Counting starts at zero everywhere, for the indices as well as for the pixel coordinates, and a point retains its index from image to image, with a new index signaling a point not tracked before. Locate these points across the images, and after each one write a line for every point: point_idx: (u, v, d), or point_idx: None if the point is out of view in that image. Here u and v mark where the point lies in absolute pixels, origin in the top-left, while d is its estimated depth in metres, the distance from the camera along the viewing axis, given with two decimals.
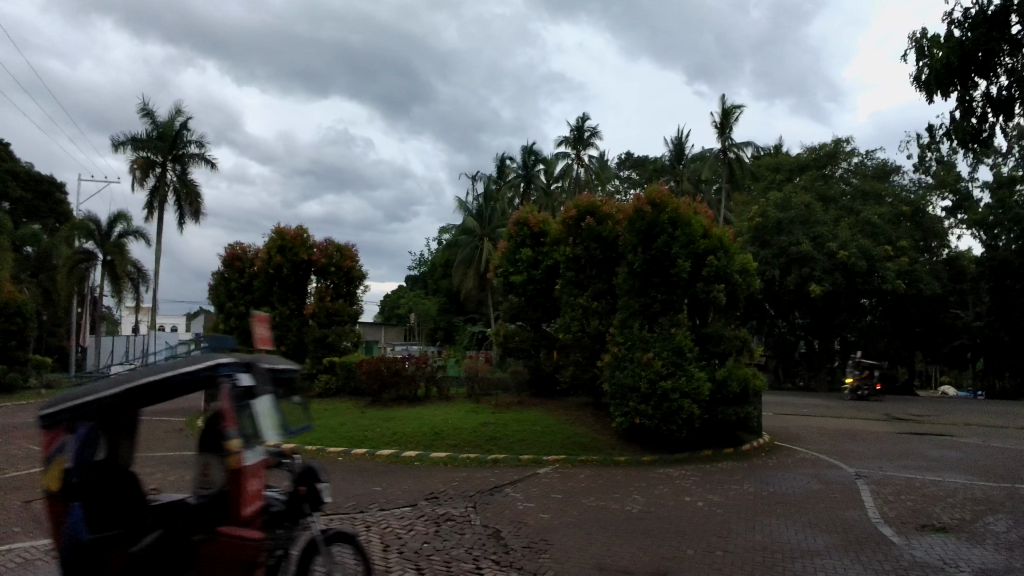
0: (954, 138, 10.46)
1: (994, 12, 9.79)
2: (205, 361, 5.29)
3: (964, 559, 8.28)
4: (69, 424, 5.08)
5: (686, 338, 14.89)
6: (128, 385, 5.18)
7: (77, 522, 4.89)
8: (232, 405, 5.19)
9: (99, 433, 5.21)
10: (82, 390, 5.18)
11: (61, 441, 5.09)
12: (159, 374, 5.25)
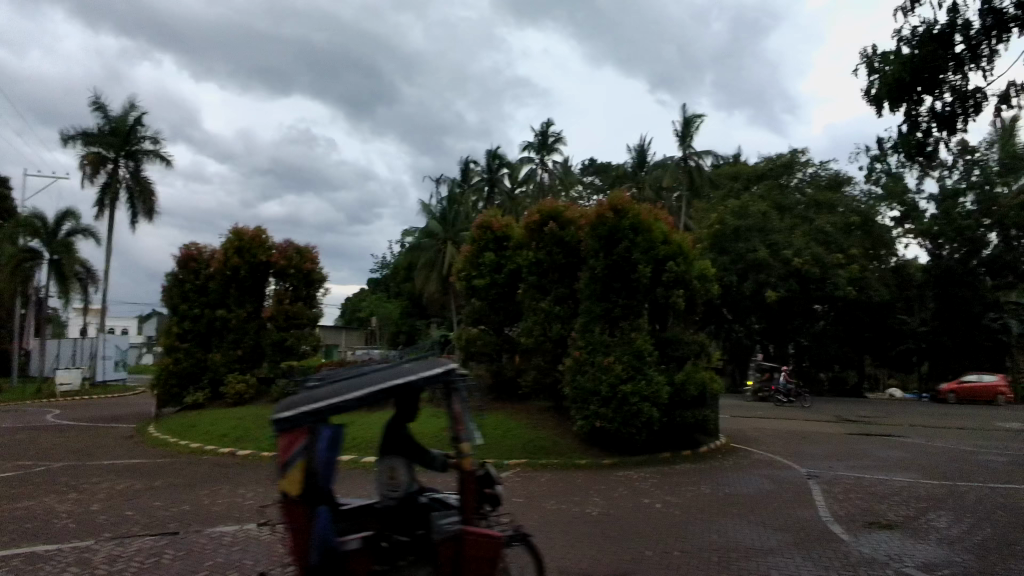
0: (901, 151, 10.93)
1: (939, 31, 10.27)
2: (443, 363, 5.89)
3: (908, 554, 8.62)
4: (312, 427, 5.53)
5: (646, 342, 15.13)
6: (369, 388, 5.69)
7: (325, 526, 5.48)
8: (462, 408, 5.93)
9: (342, 434, 5.80)
10: (324, 392, 5.61)
11: (312, 442, 5.55)
12: (400, 378, 5.74)
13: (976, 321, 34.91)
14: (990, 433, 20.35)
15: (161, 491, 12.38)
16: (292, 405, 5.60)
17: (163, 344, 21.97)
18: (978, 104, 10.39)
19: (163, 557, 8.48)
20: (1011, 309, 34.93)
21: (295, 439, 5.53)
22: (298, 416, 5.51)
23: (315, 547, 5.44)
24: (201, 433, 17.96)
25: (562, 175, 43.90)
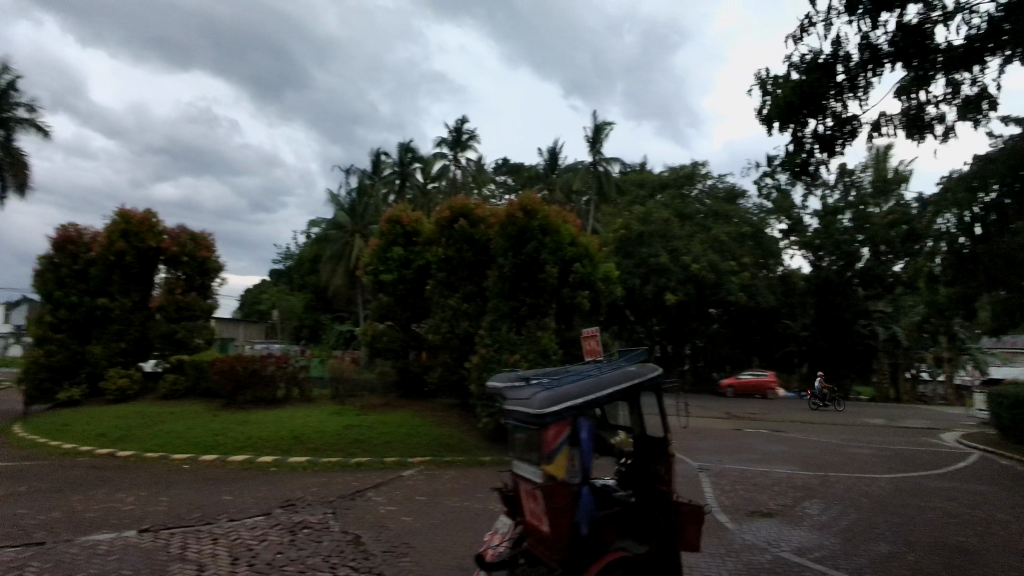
0: (788, 169, 11.83)
1: (824, 60, 11.19)
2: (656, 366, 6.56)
3: (783, 540, 9.35)
4: (575, 420, 5.93)
5: (552, 341, 15.44)
6: (610, 386, 6.17)
7: (586, 507, 5.81)
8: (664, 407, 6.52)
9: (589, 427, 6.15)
10: (578, 388, 5.96)
11: (576, 432, 5.90)
12: (636, 376, 6.32)
13: (848, 326, 38.45)
14: (856, 428, 22.51)
15: (26, 497, 11.18)
16: (516, 398, 6.27)
17: (32, 335, 19.87)
18: (854, 129, 11.44)
19: (26, 570, 7.66)
20: (878, 317, 38.75)
21: (557, 433, 5.84)
22: (563, 409, 5.82)
23: (583, 522, 5.79)
24: (75, 432, 16.39)
25: (475, 173, 43.90)
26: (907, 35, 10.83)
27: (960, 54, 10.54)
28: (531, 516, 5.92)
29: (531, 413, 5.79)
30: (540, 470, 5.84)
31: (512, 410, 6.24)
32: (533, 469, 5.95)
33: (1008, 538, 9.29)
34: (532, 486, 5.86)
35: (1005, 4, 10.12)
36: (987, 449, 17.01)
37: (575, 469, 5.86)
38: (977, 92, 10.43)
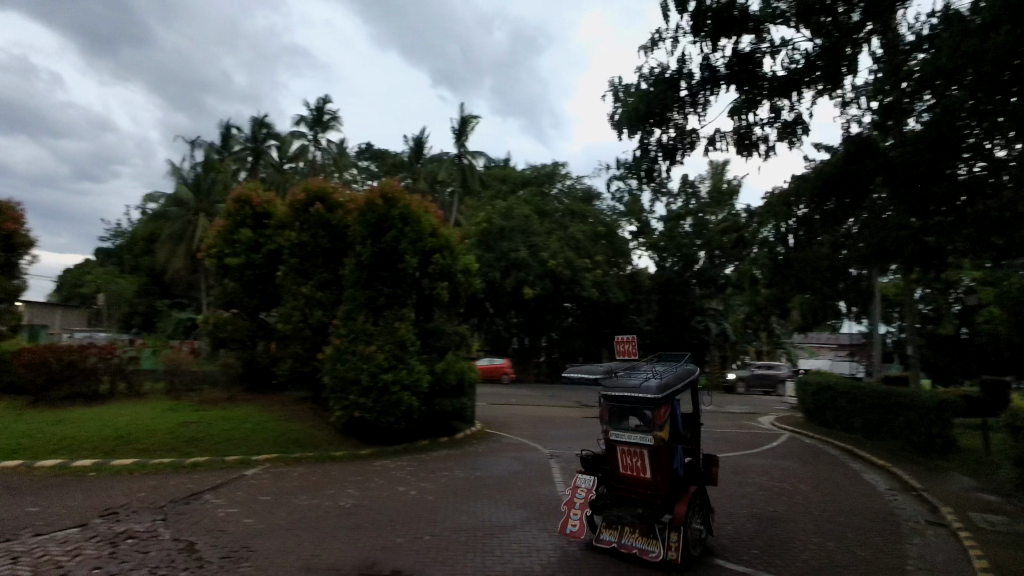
0: (635, 173, 12.72)
1: (669, 76, 12.13)
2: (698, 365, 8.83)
3: None
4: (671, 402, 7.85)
5: (410, 332, 15.22)
6: (684, 378, 8.25)
7: (676, 460, 7.91)
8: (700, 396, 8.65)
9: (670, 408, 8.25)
10: (672, 378, 7.96)
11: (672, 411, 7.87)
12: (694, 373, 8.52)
13: (685, 322, 42.30)
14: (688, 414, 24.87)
15: None
16: (619, 386, 7.99)
17: None
18: (692, 142, 12.53)
19: None
20: (710, 314, 43.01)
21: (663, 412, 7.71)
22: (668, 395, 7.73)
23: (677, 467, 7.90)
24: None
25: (337, 156, 42.09)
26: (741, 61, 12.01)
27: (783, 84, 11.93)
28: (634, 468, 7.88)
29: (647, 398, 7.63)
30: (648, 435, 7.71)
31: (616, 396, 7.93)
32: (638, 434, 7.81)
33: (805, 505, 10.77)
34: (641, 448, 7.74)
35: (819, 46, 11.65)
36: (791, 430, 19.62)
37: (673, 432, 7.92)
38: (793, 119, 11.90)
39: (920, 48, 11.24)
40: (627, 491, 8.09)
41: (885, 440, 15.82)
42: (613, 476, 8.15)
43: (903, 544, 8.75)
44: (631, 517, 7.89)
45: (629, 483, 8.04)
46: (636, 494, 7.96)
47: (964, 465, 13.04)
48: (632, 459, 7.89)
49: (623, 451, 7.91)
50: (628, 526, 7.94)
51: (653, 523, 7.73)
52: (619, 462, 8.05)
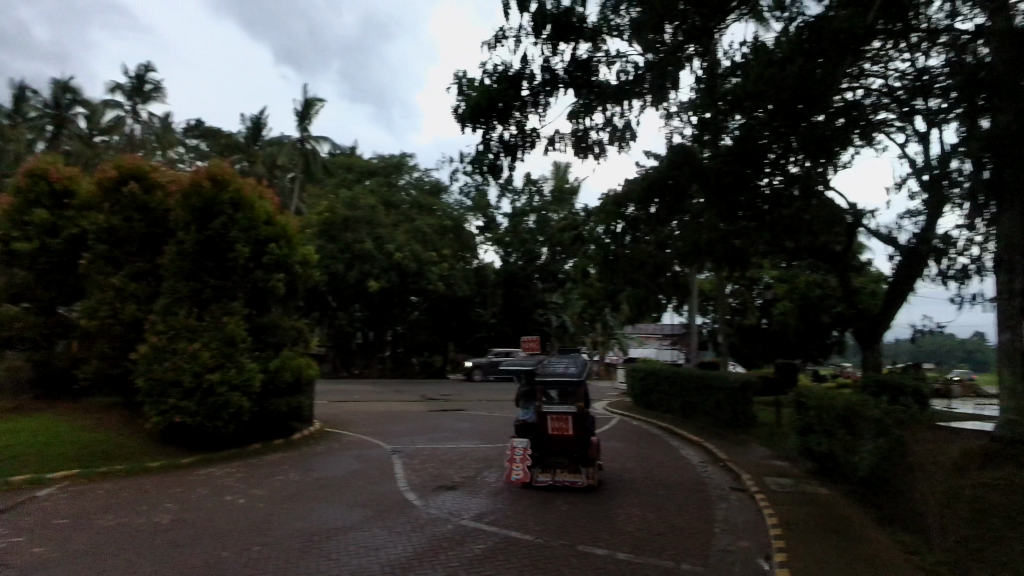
0: (477, 168, 12.89)
1: (512, 74, 12.42)
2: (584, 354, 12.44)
3: (464, 509, 10.11)
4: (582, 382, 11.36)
5: (240, 327, 14.01)
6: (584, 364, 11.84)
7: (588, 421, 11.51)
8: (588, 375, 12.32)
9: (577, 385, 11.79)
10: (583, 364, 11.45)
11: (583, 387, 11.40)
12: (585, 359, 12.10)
13: (529, 315, 43.92)
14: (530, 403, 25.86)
15: None
16: (550, 373, 11.18)
17: None
18: (533, 140, 12.95)
19: None
20: (551, 308, 45.14)
21: (581, 389, 11.18)
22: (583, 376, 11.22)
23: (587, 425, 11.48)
24: None
25: (159, 132, 37.62)
26: (580, 67, 12.72)
27: (617, 92, 12.79)
28: (560, 429, 11.19)
29: (572, 378, 11.01)
30: (572, 405, 11.10)
31: (548, 380, 11.13)
32: (564, 406, 11.14)
33: (631, 481, 11.70)
34: (566, 414, 11.10)
35: (649, 60, 12.62)
36: (621, 414, 21.22)
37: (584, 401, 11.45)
38: (623, 125, 12.79)
39: (734, 71, 12.46)
40: (554, 446, 11.36)
41: (699, 419, 17.71)
42: (542, 438, 11.33)
43: (711, 509, 9.85)
44: (563, 462, 11.36)
45: (553, 440, 11.34)
46: (560, 448, 11.25)
47: (760, 437, 15.00)
48: (559, 422, 11.21)
49: (552, 418, 11.11)
50: (558, 469, 11.34)
51: (578, 464, 11.32)
52: (546, 426, 11.30)
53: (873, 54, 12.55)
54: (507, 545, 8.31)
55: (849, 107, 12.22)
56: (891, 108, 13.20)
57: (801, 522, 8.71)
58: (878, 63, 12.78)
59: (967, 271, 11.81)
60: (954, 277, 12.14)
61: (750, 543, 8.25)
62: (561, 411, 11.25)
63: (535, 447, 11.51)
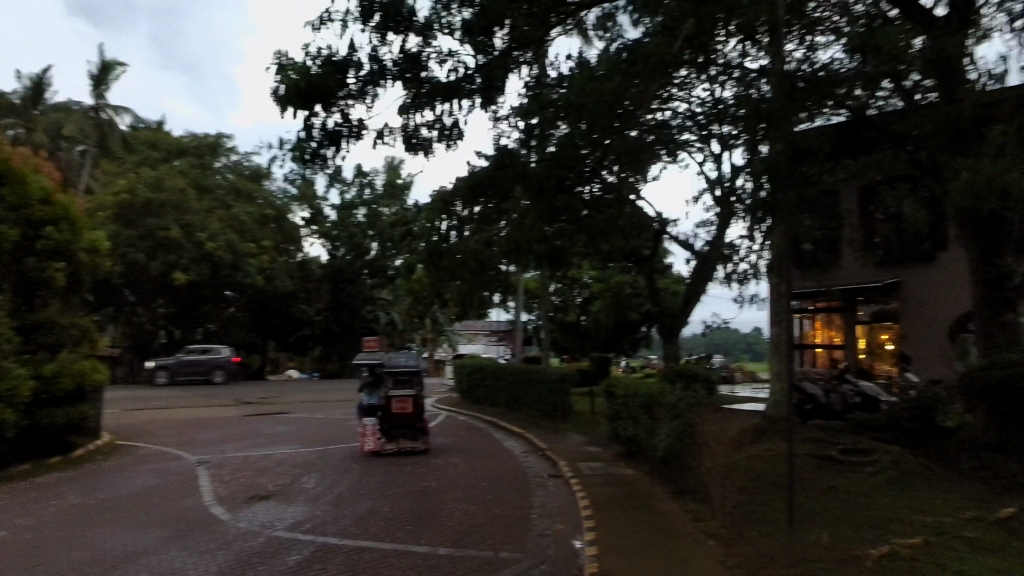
0: (296, 155, 12.18)
1: (338, 60, 11.90)
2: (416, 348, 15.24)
3: (280, 519, 9.50)
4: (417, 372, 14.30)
5: (4, 325, 11.66)
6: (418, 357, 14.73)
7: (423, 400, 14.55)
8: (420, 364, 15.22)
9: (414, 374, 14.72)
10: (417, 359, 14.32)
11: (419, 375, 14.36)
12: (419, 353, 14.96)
13: (357, 312, 42.55)
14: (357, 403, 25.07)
15: None
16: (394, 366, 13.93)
17: None
18: (359, 131, 12.54)
19: None
20: (380, 304, 44.27)
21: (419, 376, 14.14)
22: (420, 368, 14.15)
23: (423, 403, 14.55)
24: None
25: None
26: (411, 61, 12.65)
27: (447, 90, 12.87)
28: (402, 408, 14.18)
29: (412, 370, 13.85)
30: (411, 390, 14.06)
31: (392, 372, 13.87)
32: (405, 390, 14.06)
33: (456, 476, 11.85)
34: (407, 397, 14.04)
35: (479, 62, 12.82)
36: (450, 409, 21.46)
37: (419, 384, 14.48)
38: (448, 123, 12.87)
39: (559, 86, 13.64)
40: (397, 422, 14.30)
41: (522, 411, 18.49)
42: (387, 415, 14.23)
43: (530, 497, 10.32)
44: (405, 432, 14.39)
45: (396, 417, 14.28)
46: (401, 421, 14.24)
47: (576, 425, 16.08)
48: (401, 403, 14.19)
49: (393, 400, 14.08)
50: (401, 438, 14.38)
51: (416, 432, 14.41)
52: (390, 406, 14.27)
53: (681, 81, 14.08)
54: (325, 553, 7.93)
55: (657, 126, 13.70)
56: (692, 129, 14.94)
57: (608, 500, 9.52)
58: (684, 88, 14.37)
59: (747, 274, 13.76)
60: (736, 279, 14.06)
61: (564, 525, 8.78)
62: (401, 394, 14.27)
63: (382, 423, 14.38)
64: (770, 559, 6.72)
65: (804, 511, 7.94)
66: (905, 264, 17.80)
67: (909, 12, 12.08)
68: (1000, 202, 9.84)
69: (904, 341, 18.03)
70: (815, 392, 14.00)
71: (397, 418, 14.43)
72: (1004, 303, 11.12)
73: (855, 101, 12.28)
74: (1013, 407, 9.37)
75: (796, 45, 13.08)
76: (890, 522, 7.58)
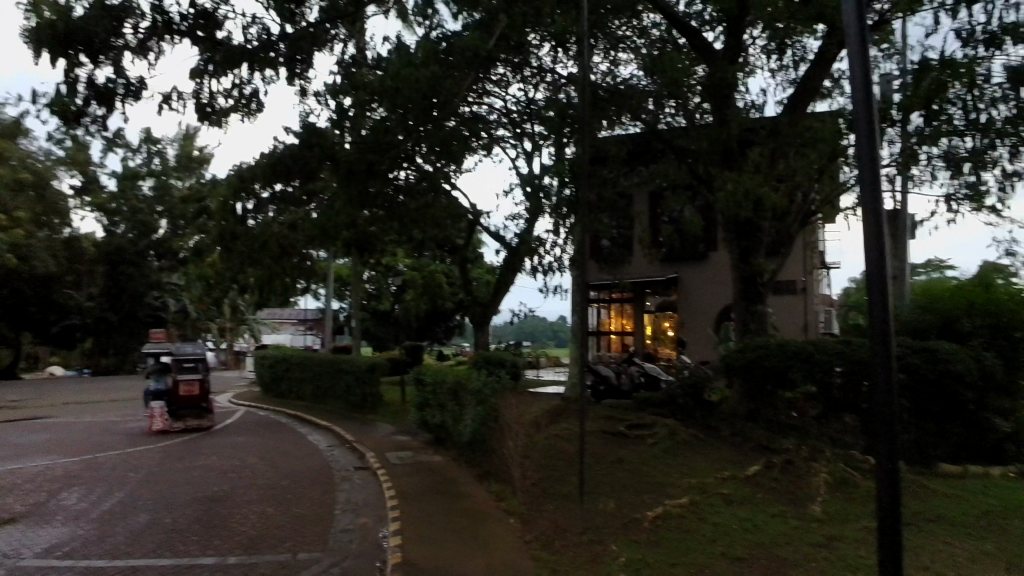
0: (51, 110, 10.17)
1: (112, 5, 10.20)
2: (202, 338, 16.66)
3: (29, 545, 7.93)
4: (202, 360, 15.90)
5: None
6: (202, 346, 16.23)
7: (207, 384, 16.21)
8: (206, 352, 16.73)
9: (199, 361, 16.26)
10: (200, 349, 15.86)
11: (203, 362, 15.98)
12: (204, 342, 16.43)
13: (140, 299, 37.23)
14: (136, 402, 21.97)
15: None
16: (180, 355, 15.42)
17: None
18: (139, 90, 10.86)
19: None
20: (168, 290, 39.19)
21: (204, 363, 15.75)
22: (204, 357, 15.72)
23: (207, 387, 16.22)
24: None
25: None
26: (202, 17, 11.48)
27: (247, 56, 11.75)
28: (188, 391, 15.80)
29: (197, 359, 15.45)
30: (196, 375, 15.67)
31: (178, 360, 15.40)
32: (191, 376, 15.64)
33: (250, 477, 10.93)
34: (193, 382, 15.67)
35: (285, 31, 11.89)
36: (248, 405, 19.79)
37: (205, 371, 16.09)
38: (247, 92, 11.78)
39: (377, 68, 13.13)
40: (183, 403, 15.88)
41: (330, 404, 17.70)
42: (173, 398, 15.75)
43: (335, 492, 9.92)
44: (191, 411, 15.99)
45: (182, 399, 15.84)
46: (187, 402, 15.84)
47: (386, 415, 15.81)
48: (187, 387, 15.78)
49: (180, 384, 15.60)
50: (187, 417, 15.96)
51: (202, 411, 16.08)
52: (177, 389, 15.78)
53: (498, 78, 14.48)
54: None
55: (473, 120, 13.97)
56: (507, 126, 15.51)
57: (414, 488, 9.50)
58: (500, 85, 14.79)
59: (552, 266, 14.62)
60: (541, 270, 14.88)
61: (369, 518, 8.57)
62: (188, 378, 15.82)
63: (169, 405, 15.84)
64: (563, 530, 7.24)
65: (595, 483, 8.69)
66: (683, 261, 20.38)
67: (693, 43, 13.63)
68: (753, 210, 11.64)
69: (680, 328, 20.65)
70: (608, 374, 15.43)
71: (184, 400, 16.01)
72: (755, 296, 13.23)
73: (648, 115, 13.60)
74: (759, 383, 11.21)
75: (602, 59, 14.21)
76: (663, 486, 8.63)
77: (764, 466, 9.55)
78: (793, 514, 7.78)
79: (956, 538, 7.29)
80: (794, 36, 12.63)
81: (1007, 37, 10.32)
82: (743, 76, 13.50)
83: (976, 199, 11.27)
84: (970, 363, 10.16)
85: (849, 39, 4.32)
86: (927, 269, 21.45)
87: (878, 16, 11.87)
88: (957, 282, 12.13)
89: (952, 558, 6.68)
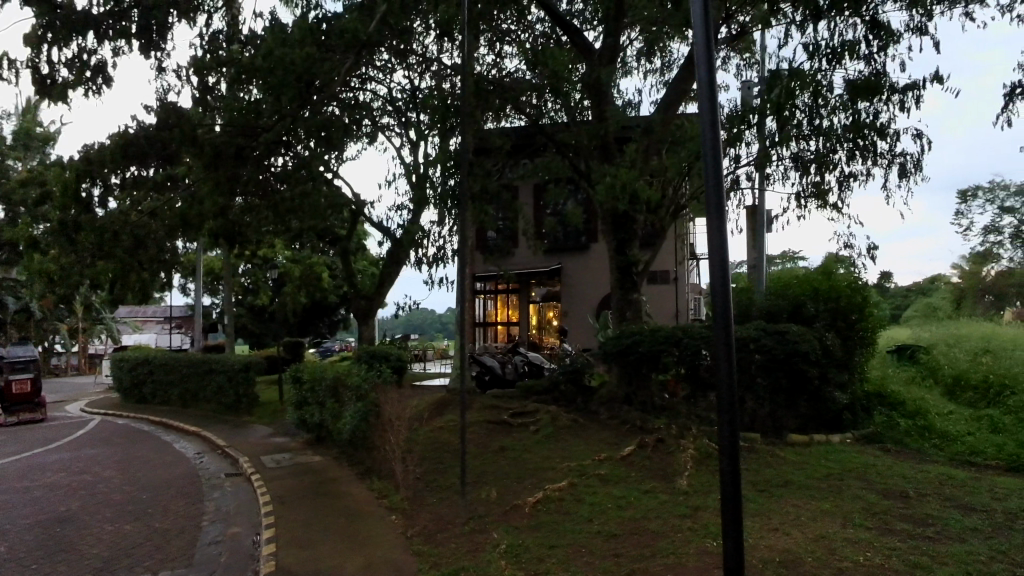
0: None
1: None
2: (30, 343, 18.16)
3: None
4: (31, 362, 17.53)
5: None
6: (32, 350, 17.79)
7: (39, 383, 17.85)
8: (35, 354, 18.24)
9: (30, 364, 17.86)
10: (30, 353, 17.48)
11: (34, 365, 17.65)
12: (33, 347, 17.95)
13: None
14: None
15: None
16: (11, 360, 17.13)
17: None
18: None
19: None
20: (5, 286, 34.49)
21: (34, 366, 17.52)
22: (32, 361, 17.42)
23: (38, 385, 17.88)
24: None
25: None
26: None
27: (94, 23, 10.61)
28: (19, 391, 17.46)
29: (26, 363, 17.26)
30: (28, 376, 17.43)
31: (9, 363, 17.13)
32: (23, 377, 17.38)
33: (103, 493, 9.92)
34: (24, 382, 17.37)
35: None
36: (103, 413, 17.92)
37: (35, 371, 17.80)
38: (92, 65, 10.60)
39: (248, 46, 12.28)
40: (14, 401, 17.50)
41: (200, 408, 16.47)
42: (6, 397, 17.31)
43: (202, 503, 9.27)
44: (23, 407, 17.61)
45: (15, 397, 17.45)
46: (18, 399, 17.46)
47: (263, 416, 14.98)
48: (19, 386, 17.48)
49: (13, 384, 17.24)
50: (20, 413, 17.60)
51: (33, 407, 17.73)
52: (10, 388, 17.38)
53: (382, 64, 14.09)
54: None
55: (354, 106, 13.51)
56: (392, 114, 15.18)
57: (291, 491, 9.09)
58: (383, 72, 14.40)
59: (437, 257, 14.51)
60: (427, 262, 14.73)
61: (239, 528, 8.10)
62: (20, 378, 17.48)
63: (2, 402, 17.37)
64: (445, 523, 7.24)
65: (477, 473, 8.79)
66: (566, 252, 21.09)
67: (574, 40, 14.12)
68: (629, 203, 12.23)
69: (564, 317, 21.33)
70: (493, 364, 15.62)
71: (15, 397, 17.58)
72: (630, 285, 13.95)
73: (533, 110, 13.96)
74: (635, 367, 11.87)
75: (488, 50, 14.28)
76: (544, 471, 8.90)
77: (638, 446, 10.12)
78: (663, 490, 8.32)
79: (801, 499, 8.17)
80: (665, 40, 13.39)
81: (847, 53, 11.59)
82: (620, 75, 14.12)
83: (820, 196, 12.59)
84: (814, 342, 11.39)
85: (697, 35, 4.60)
86: (782, 259, 23.72)
87: (740, 28, 12.89)
88: (804, 271, 13.49)
89: (798, 518, 7.46)
